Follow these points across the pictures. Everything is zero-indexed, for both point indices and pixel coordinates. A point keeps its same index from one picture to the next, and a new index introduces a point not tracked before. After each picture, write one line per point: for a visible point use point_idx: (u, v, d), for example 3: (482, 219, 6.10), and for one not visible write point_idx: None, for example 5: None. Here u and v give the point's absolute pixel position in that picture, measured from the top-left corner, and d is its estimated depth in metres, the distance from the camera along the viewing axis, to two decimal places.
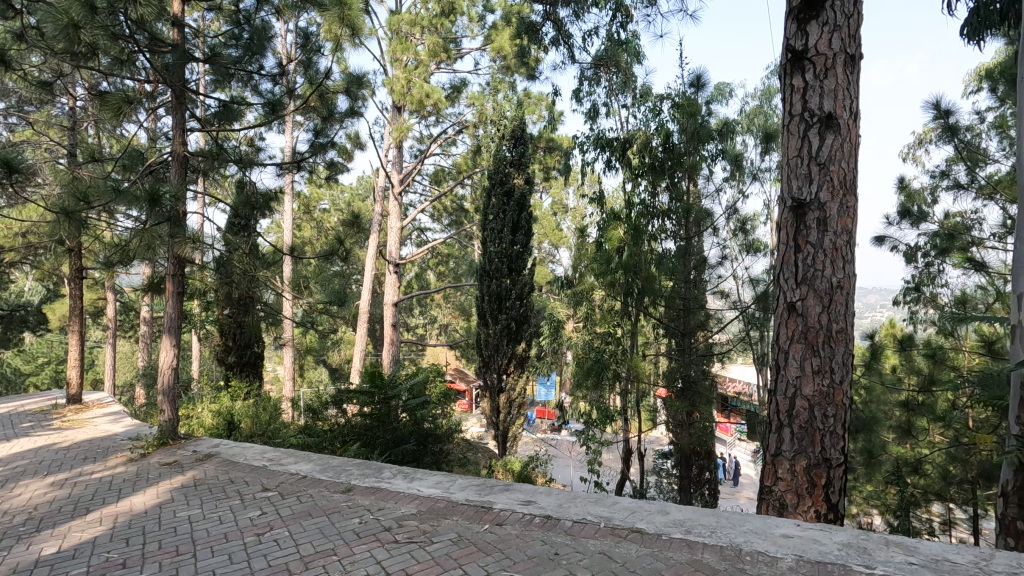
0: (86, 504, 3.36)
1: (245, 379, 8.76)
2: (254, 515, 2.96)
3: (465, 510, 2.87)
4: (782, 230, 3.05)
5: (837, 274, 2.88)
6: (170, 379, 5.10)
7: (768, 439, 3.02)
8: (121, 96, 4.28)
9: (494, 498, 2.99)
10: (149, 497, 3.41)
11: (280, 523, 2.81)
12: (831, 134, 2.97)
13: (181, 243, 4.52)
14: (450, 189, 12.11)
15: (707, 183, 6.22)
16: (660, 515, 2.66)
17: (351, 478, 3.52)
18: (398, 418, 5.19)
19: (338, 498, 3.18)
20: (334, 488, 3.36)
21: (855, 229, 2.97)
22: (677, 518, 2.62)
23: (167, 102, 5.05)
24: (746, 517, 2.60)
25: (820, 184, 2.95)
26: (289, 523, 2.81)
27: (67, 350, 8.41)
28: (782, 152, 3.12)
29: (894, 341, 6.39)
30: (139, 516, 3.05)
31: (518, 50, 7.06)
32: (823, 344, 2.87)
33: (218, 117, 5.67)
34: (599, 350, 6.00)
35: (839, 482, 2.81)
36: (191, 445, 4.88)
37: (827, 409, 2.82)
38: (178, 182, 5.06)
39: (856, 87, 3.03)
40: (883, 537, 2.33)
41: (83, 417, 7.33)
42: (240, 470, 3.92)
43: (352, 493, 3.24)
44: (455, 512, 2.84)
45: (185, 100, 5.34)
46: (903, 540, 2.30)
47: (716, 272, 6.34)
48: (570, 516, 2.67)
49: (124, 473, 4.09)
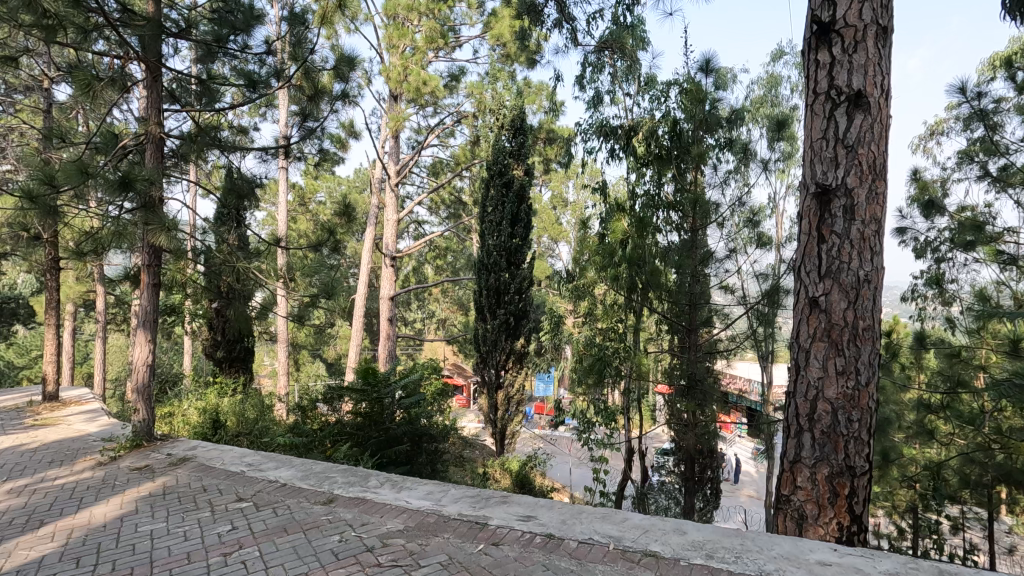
0: (41, 515, 3.14)
1: (233, 375, 8.56)
2: (223, 530, 2.75)
3: (458, 526, 2.67)
4: (805, 220, 2.81)
5: (864, 267, 2.65)
6: (145, 377, 4.89)
7: (787, 445, 2.80)
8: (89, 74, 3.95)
9: (490, 512, 2.80)
10: (111, 508, 3.19)
11: (250, 540, 2.61)
12: (860, 114, 2.71)
13: (155, 232, 4.06)
14: (449, 181, 11.82)
15: (714, 174, 5.95)
16: (677, 535, 2.47)
17: (334, 487, 3.31)
18: (392, 417, 4.93)
19: (319, 511, 2.97)
20: (315, 498, 3.16)
21: (884, 218, 2.73)
22: (695, 539, 2.42)
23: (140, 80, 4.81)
24: (771, 539, 2.41)
25: (847, 169, 2.70)
26: (262, 540, 2.60)
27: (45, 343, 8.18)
28: (805, 134, 2.87)
29: (907, 339, 6.17)
30: (98, 529, 2.85)
31: (518, 35, 6.81)
32: (848, 342, 2.64)
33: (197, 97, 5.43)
34: (601, 347, 5.88)
35: (864, 492, 2.61)
36: (166, 448, 4.64)
37: (851, 413, 2.60)
38: (153, 166, 4.80)
39: (889, 63, 2.77)
40: (934, 565, 2.14)
41: (58, 415, 7.08)
42: (215, 477, 3.71)
43: (334, 505, 3.03)
44: (447, 529, 2.64)
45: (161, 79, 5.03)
46: (956, 569, 2.11)
47: (723, 266, 6.01)
48: (575, 536, 2.47)
49: (90, 479, 3.87)
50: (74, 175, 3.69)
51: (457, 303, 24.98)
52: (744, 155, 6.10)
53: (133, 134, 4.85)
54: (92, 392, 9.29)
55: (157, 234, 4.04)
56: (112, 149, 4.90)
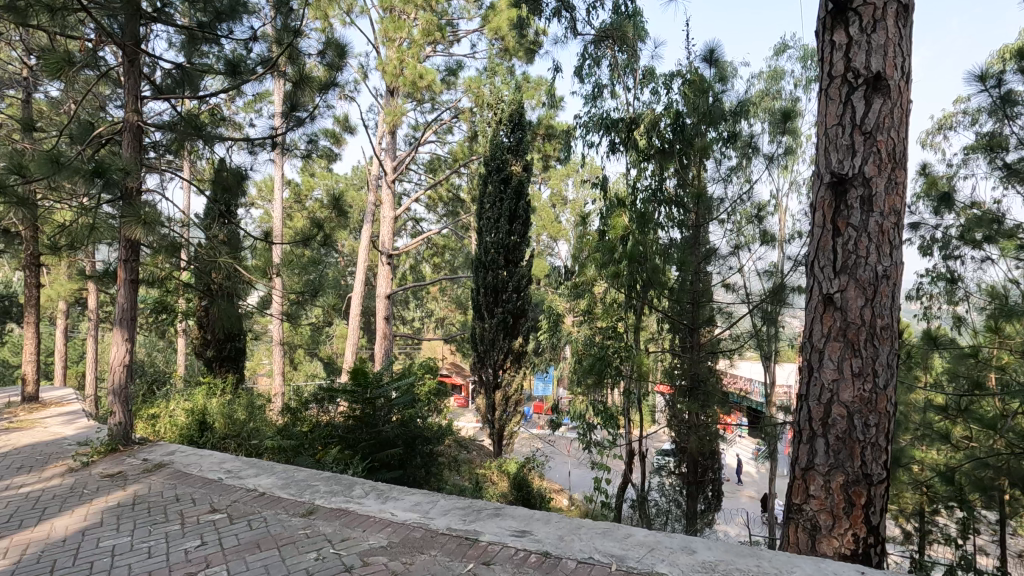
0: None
1: (223, 375, 8.41)
2: (191, 546, 2.60)
3: (446, 542, 2.52)
4: (818, 211, 2.65)
5: (882, 262, 2.50)
6: (122, 378, 4.75)
7: (799, 450, 2.65)
8: (61, 55, 3.79)
9: (480, 526, 2.66)
10: (73, 520, 3.04)
11: (219, 558, 2.45)
12: (879, 98, 2.55)
13: (130, 225, 3.85)
14: (446, 178, 11.67)
15: (717, 168, 5.79)
16: (685, 554, 2.32)
17: (316, 498, 3.17)
18: (386, 419, 4.76)
19: (297, 524, 2.82)
20: (295, 510, 3.01)
21: (903, 209, 2.58)
22: (704, 559, 2.27)
23: (115, 67, 4.66)
24: (789, 559, 2.26)
25: (865, 157, 2.54)
26: (231, 558, 2.45)
27: (25, 343, 8.04)
28: (820, 120, 2.70)
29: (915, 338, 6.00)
30: (56, 545, 2.69)
31: (516, 25, 6.65)
32: (865, 342, 2.49)
33: (176, 85, 5.29)
34: (602, 347, 5.73)
35: (880, 501, 2.46)
36: (142, 453, 4.52)
37: (869, 417, 2.45)
38: (131, 155, 4.66)
39: (910, 43, 2.62)
40: None
41: (36, 418, 6.90)
42: (190, 485, 3.56)
43: (314, 517, 2.89)
44: (435, 546, 2.49)
45: (139, 66, 4.86)
46: None
47: (725, 263, 5.87)
48: (573, 555, 2.33)
49: (58, 487, 3.72)
50: (45, 167, 3.51)
51: (456, 302, 24.87)
52: (745, 152, 5.96)
53: (111, 123, 4.69)
54: (75, 391, 9.37)
55: (134, 227, 3.84)
56: (87, 138, 4.75)
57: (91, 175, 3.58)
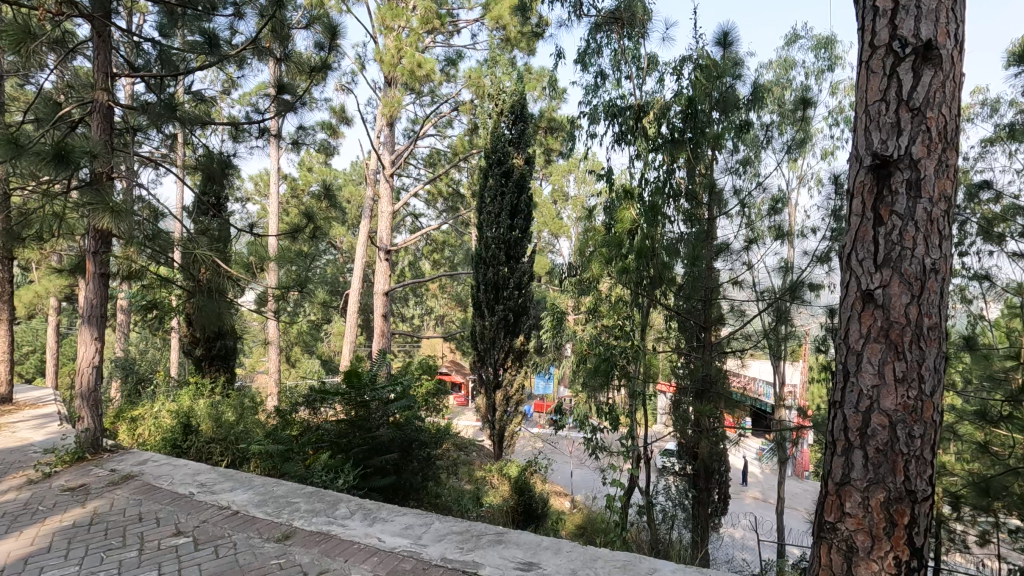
0: None
1: (212, 375, 8.18)
2: None
3: None
4: (859, 198, 2.41)
5: (930, 254, 2.26)
6: (90, 381, 4.61)
7: (832, 463, 2.42)
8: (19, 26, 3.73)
9: (478, 557, 2.44)
10: (20, 544, 2.81)
11: None
12: (930, 70, 2.30)
13: (99, 214, 3.60)
14: (446, 172, 11.45)
15: (731, 156, 5.50)
16: None
17: (296, 518, 2.96)
18: (380, 422, 4.52)
19: (271, 550, 2.60)
20: (270, 533, 2.79)
21: (953, 194, 2.34)
22: None
23: (89, 41, 4.56)
24: None
25: (913, 136, 2.29)
26: None
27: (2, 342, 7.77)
28: (860, 95, 2.46)
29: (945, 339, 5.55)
30: None
31: (518, 9, 6.39)
32: (910, 344, 2.25)
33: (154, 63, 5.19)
34: (607, 347, 5.49)
35: (924, 521, 2.24)
36: (111, 463, 4.34)
37: (913, 428, 2.22)
38: (98, 139, 4.48)
39: (963, 10, 2.37)
40: None
41: (10, 420, 6.67)
42: (157, 502, 3.34)
43: (290, 543, 2.67)
44: None
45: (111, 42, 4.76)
46: None
47: (737, 259, 5.61)
48: None
49: (13, 503, 3.50)
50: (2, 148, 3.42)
51: (456, 300, 24.73)
52: (756, 143, 5.71)
53: (80, 102, 4.56)
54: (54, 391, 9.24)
55: (101, 215, 3.59)
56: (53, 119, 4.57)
57: (51, 164, 3.40)
